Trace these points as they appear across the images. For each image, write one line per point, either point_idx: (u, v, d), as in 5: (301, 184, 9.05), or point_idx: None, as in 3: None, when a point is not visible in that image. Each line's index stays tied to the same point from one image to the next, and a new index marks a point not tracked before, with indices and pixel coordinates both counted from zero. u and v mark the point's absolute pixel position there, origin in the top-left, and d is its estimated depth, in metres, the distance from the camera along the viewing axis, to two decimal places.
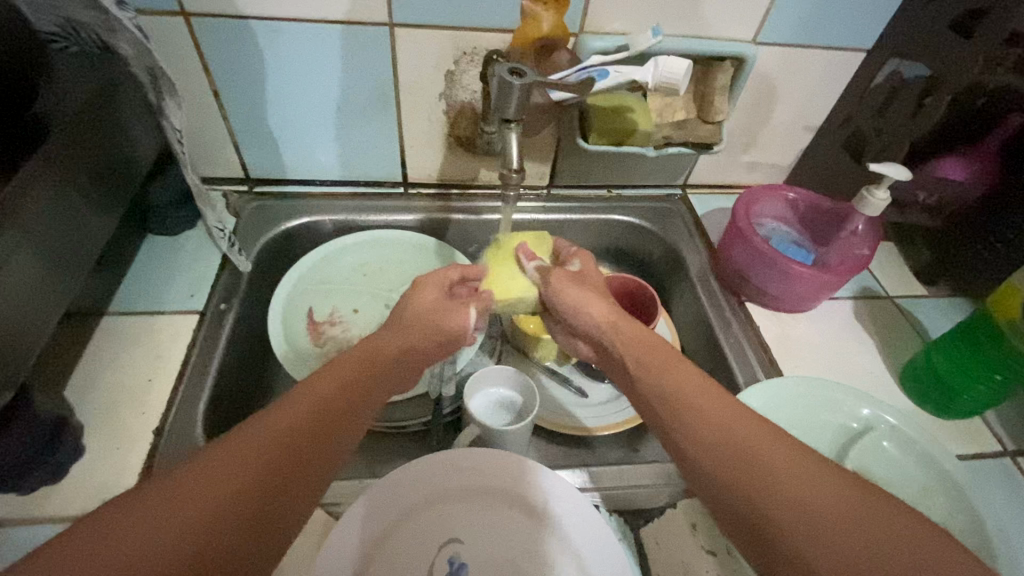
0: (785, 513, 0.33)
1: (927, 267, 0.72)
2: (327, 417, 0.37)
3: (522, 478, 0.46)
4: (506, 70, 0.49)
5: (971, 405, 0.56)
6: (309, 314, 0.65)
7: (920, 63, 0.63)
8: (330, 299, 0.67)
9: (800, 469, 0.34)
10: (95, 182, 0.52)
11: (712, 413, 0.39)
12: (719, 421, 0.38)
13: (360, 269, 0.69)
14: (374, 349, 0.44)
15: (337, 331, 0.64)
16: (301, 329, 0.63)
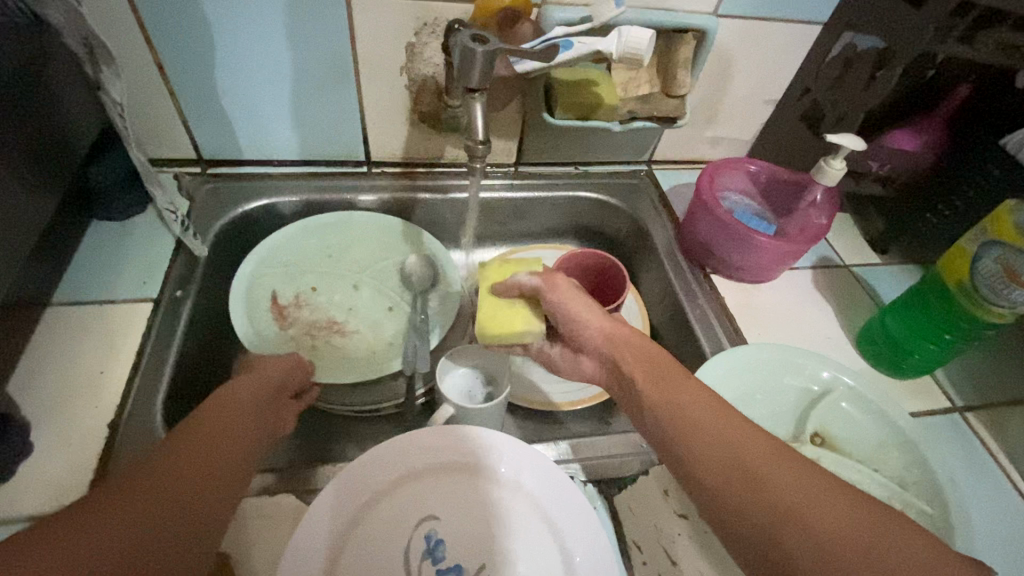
0: (794, 536, 0.31)
1: (881, 235, 0.74)
2: (223, 446, 0.36)
3: (496, 453, 0.46)
4: (468, 38, 0.48)
5: (920, 364, 0.58)
6: (274, 298, 0.63)
7: (873, 34, 0.65)
8: (293, 281, 0.65)
9: (785, 470, 0.34)
10: (28, 161, 0.49)
11: (687, 402, 0.39)
12: (694, 415, 0.38)
13: (322, 250, 0.67)
14: (249, 383, 0.43)
15: (304, 313, 0.63)
16: (266, 312, 0.61)
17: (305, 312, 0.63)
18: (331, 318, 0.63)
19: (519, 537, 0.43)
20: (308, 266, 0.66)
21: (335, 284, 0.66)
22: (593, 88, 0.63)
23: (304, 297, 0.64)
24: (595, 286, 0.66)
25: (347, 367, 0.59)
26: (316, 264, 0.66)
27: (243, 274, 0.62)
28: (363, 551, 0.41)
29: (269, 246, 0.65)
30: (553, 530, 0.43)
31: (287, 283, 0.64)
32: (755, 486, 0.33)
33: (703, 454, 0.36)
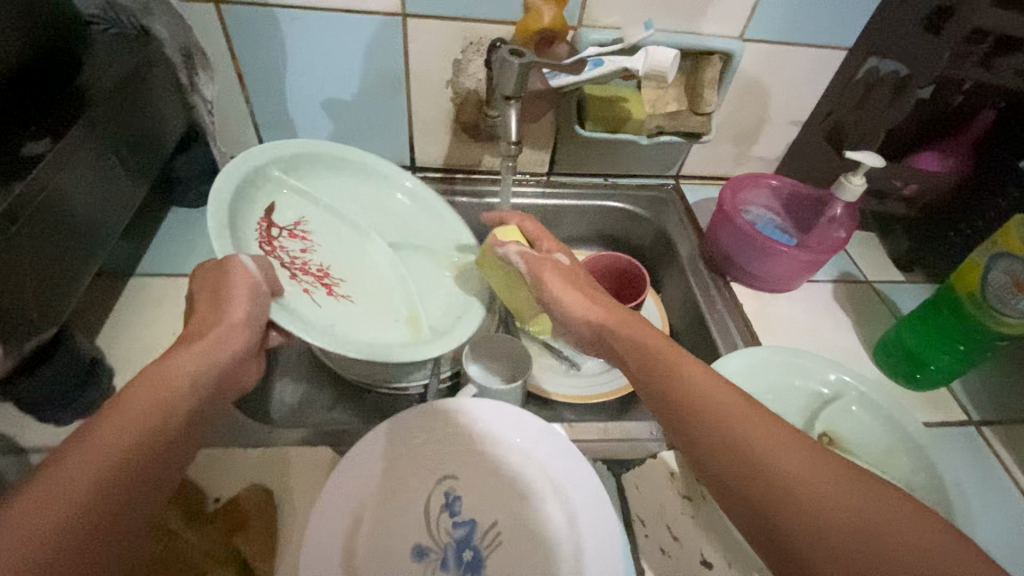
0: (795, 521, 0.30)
1: (905, 254, 0.76)
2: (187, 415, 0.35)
3: (511, 425, 0.50)
4: (507, 51, 0.54)
5: (936, 376, 0.60)
6: (268, 212, 0.56)
7: (894, 60, 0.68)
8: (295, 206, 0.60)
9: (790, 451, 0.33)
10: (130, 152, 0.55)
11: (700, 384, 0.38)
12: (710, 400, 0.37)
13: (340, 205, 0.63)
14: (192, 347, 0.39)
15: (292, 245, 0.56)
16: (253, 224, 0.54)
17: (296, 244, 0.57)
18: (323, 264, 0.57)
19: (529, 499, 0.47)
20: (319, 207, 0.61)
21: (345, 241, 0.61)
22: (623, 104, 0.69)
23: (302, 229, 0.58)
24: (618, 289, 0.70)
25: (326, 319, 0.50)
26: (328, 212, 0.62)
27: (252, 162, 0.57)
28: (389, 499, 0.46)
29: (293, 151, 0.61)
30: (561, 495, 0.47)
31: (286, 207, 0.59)
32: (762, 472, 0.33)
33: (704, 435, 0.36)
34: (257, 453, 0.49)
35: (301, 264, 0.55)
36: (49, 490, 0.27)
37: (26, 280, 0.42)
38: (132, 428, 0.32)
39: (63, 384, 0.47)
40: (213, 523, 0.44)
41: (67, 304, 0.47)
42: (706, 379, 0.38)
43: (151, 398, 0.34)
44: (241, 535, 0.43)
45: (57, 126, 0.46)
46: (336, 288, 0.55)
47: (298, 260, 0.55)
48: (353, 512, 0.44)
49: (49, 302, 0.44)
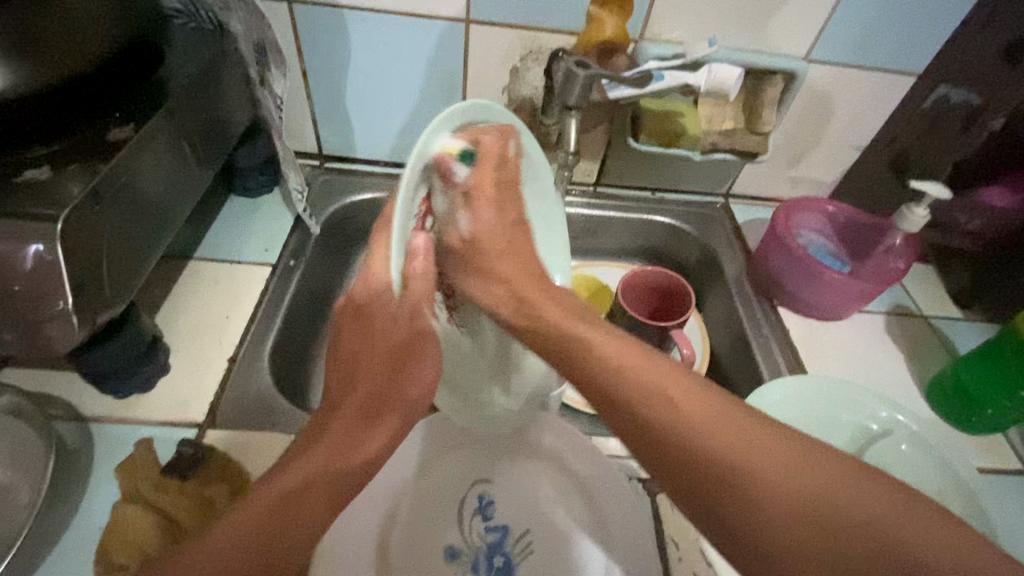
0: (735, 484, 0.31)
1: (965, 290, 0.73)
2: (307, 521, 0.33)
3: (546, 429, 0.51)
4: (573, 62, 0.55)
5: (993, 420, 0.58)
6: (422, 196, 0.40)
7: (968, 89, 0.65)
8: (440, 183, 0.42)
9: (740, 430, 0.33)
10: (201, 142, 0.57)
11: (653, 374, 0.36)
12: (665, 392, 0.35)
13: (465, 161, 0.44)
14: (380, 432, 0.38)
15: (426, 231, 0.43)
16: (409, 223, 0.37)
17: (431, 232, 0.41)
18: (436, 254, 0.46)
19: (563, 510, 0.47)
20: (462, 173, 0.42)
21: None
22: (679, 119, 0.68)
23: (439, 212, 0.43)
24: (660, 304, 0.69)
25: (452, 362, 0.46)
26: (462, 186, 0.43)
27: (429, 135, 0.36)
28: (423, 497, 0.47)
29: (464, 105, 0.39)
30: (592, 506, 0.47)
31: (430, 169, 0.39)
32: (730, 469, 0.31)
33: (651, 436, 0.34)
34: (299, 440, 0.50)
35: (435, 270, 0.41)
36: (229, 553, 0.31)
37: (102, 259, 0.44)
38: (306, 507, 0.33)
39: (128, 357, 0.49)
40: None
41: (138, 279, 0.49)
42: (645, 363, 0.37)
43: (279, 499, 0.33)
44: None
45: (139, 116, 0.49)
46: (449, 303, 0.46)
47: (432, 261, 0.41)
48: (389, 507, 0.45)
49: (121, 280, 0.47)
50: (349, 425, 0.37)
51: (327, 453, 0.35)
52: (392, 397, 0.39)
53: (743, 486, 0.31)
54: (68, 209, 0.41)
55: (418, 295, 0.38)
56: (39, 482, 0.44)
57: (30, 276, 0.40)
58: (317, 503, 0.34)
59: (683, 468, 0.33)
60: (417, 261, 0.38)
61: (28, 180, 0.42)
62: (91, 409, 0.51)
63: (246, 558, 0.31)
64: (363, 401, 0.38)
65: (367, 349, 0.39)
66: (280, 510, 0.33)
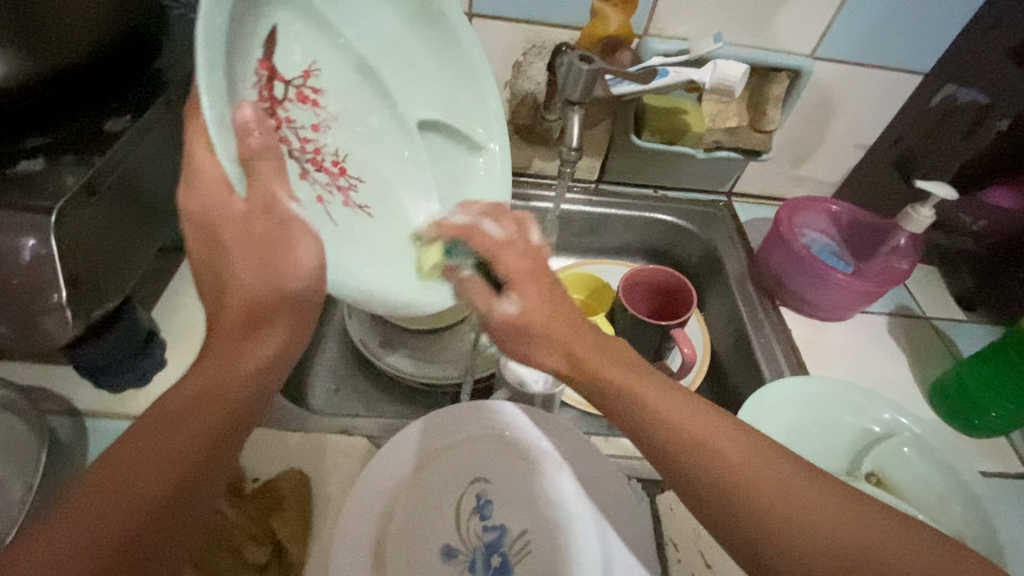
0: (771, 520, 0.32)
1: (970, 292, 0.72)
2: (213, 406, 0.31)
3: (546, 429, 0.50)
4: (576, 57, 0.55)
5: (997, 424, 0.58)
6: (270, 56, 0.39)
7: (977, 89, 0.64)
8: (306, 45, 0.42)
9: (787, 486, 0.32)
10: None
11: (698, 432, 0.34)
12: (719, 456, 0.33)
13: (368, 50, 0.46)
14: (263, 337, 0.34)
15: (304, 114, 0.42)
16: (249, 65, 0.37)
17: (307, 112, 0.43)
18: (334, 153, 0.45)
19: (561, 511, 0.47)
20: (333, 49, 0.44)
21: (370, 113, 0.48)
22: (681, 116, 0.67)
23: (313, 91, 0.43)
24: (660, 303, 0.68)
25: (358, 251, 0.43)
26: (347, 63, 0.45)
27: None
28: (420, 496, 0.46)
29: None
30: (591, 506, 0.47)
31: (292, 40, 0.42)
32: (780, 528, 0.31)
33: (682, 456, 0.34)
34: (294, 436, 0.49)
35: (312, 151, 0.42)
36: (126, 489, 0.27)
37: (98, 250, 0.44)
38: (199, 421, 0.30)
39: (123, 351, 0.49)
40: (254, 502, 0.45)
41: (134, 272, 0.49)
42: (690, 412, 0.35)
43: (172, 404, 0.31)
44: (276, 515, 0.44)
45: (136, 106, 0.48)
46: (354, 196, 0.45)
47: (307, 143, 0.42)
48: (386, 506, 0.44)
49: (117, 272, 0.46)
50: (221, 347, 0.33)
51: (207, 380, 0.32)
52: (267, 311, 0.34)
53: (792, 542, 0.31)
54: (64, 198, 0.40)
55: (269, 176, 0.34)
56: (33, 478, 0.43)
57: (26, 270, 0.39)
58: (209, 414, 0.31)
59: (727, 510, 0.33)
60: (251, 136, 0.33)
61: (20, 172, 0.42)
62: (85, 403, 0.50)
63: (143, 492, 0.27)
64: (228, 342, 0.33)
65: (229, 269, 0.34)
66: (171, 404, 0.31)
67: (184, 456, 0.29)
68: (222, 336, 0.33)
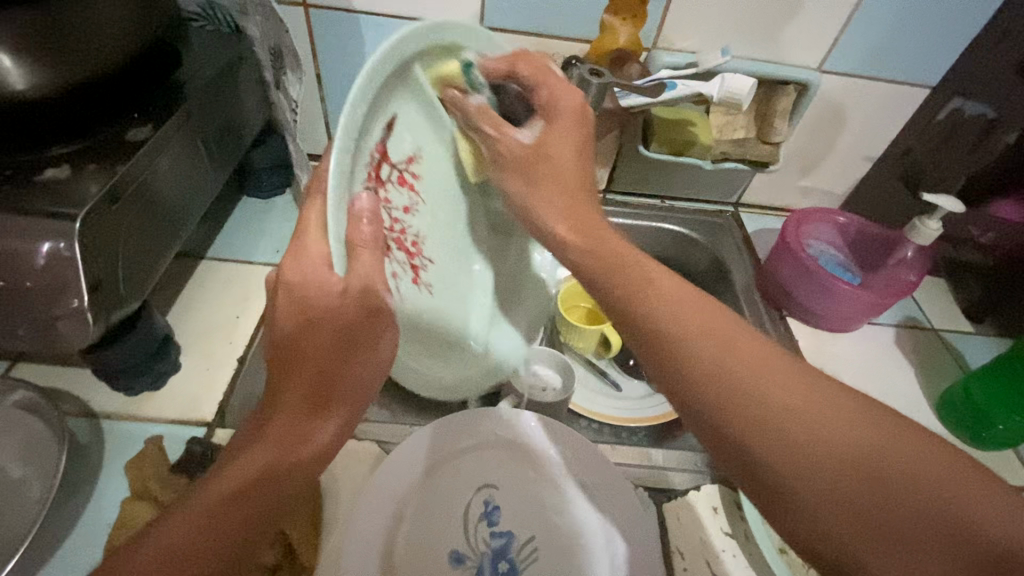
0: (796, 449, 0.29)
1: (977, 304, 0.73)
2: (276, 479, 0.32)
3: (553, 434, 0.51)
4: (586, 71, 0.56)
5: (1003, 436, 0.58)
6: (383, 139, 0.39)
7: (981, 102, 0.66)
8: (412, 128, 0.42)
9: (797, 386, 0.31)
10: (218, 142, 0.58)
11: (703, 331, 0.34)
12: (718, 358, 0.33)
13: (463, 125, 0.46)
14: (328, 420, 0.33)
15: (398, 199, 0.42)
16: (365, 155, 0.37)
17: (402, 195, 0.42)
18: (417, 233, 0.45)
19: (570, 519, 0.47)
20: (431, 131, 0.44)
21: (450, 193, 0.48)
22: (690, 127, 0.68)
23: (411, 170, 0.43)
24: None
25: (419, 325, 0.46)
26: (442, 145, 0.46)
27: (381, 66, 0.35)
28: (429, 501, 0.47)
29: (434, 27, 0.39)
30: (597, 513, 0.47)
31: (404, 126, 0.41)
32: (773, 427, 0.30)
33: (698, 374, 0.33)
34: None
35: (398, 231, 0.42)
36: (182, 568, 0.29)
37: (118, 256, 0.45)
38: (250, 509, 0.31)
39: (139, 355, 0.49)
40: None
41: (153, 277, 0.50)
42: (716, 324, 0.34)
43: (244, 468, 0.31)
44: (288, 519, 0.44)
45: (157, 115, 0.49)
46: (422, 274, 0.45)
47: (397, 223, 0.42)
48: (396, 510, 0.45)
49: (134, 277, 0.47)
50: (283, 431, 0.32)
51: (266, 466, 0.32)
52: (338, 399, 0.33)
53: (797, 446, 0.29)
54: (87, 207, 0.41)
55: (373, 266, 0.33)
56: (51, 478, 0.44)
57: (46, 273, 0.40)
58: (263, 497, 0.31)
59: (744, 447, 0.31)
60: (362, 223, 0.33)
61: (48, 179, 0.43)
62: (102, 406, 0.51)
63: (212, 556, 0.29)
64: (292, 428, 0.32)
65: (299, 349, 0.32)
66: (247, 468, 0.31)
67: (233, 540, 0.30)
68: (291, 418, 0.32)
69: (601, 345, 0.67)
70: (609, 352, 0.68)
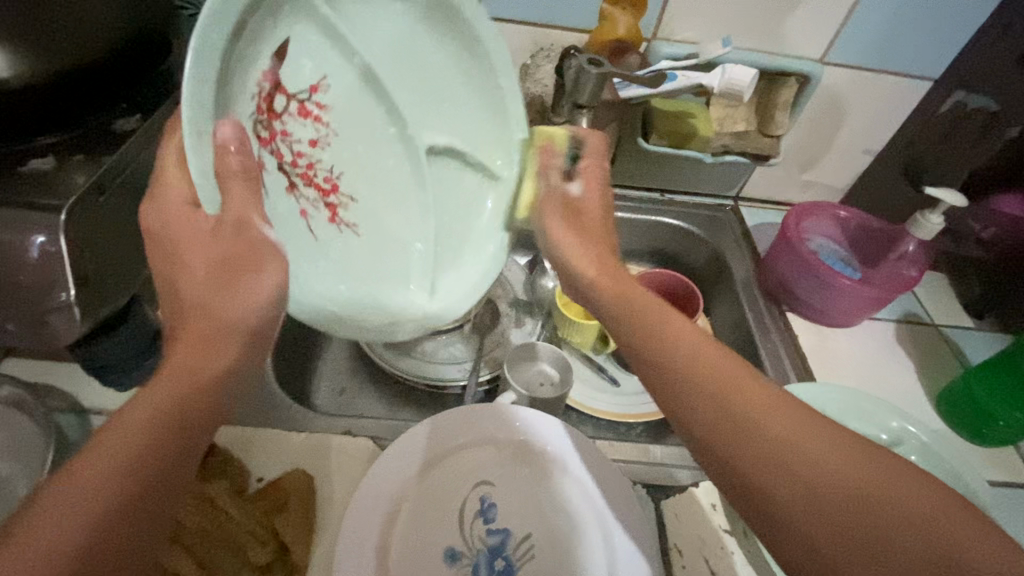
0: (802, 485, 0.30)
1: (978, 300, 0.72)
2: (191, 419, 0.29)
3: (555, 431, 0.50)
4: (585, 61, 0.55)
5: (1003, 432, 0.57)
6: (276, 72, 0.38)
7: (984, 94, 0.65)
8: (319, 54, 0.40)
9: (805, 426, 0.32)
10: None
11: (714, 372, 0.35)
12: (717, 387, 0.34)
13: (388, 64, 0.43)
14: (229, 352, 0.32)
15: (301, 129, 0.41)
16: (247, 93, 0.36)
17: (307, 128, 0.42)
18: (330, 170, 0.44)
19: (567, 517, 0.47)
20: (351, 69, 0.42)
21: (384, 141, 0.45)
22: (690, 120, 0.67)
23: (319, 101, 0.41)
24: None
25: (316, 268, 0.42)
26: (363, 84, 0.43)
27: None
28: (425, 499, 0.46)
29: None
30: (595, 511, 0.47)
31: (303, 51, 0.39)
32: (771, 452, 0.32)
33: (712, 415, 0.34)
34: (300, 437, 0.49)
35: (304, 166, 0.42)
36: (93, 503, 0.25)
37: (105, 250, 0.44)
38: (164, 434, 0.28)
39: (128, 352, 0.48)
40: (257, 502, 0.45)
41: (142, 271, 0.49)
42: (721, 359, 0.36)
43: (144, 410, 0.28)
44: (281, 517, 0.44)
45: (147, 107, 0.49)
46: (341, 213, 0.45)
47: (301, 158, 0.42)
48: (391, 507, 0.44)
49: (122, 270, 0.46)
50: (182, 361, 0.30)
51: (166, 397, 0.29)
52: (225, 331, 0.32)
53: (803, 477, 0.30)
54: (74, 198, 0.40)
55: (240, 198, 0.33)
56: (37, 475, 0.43)
57: (33, 267, 0.39)
58: (177, 425, 0.29)
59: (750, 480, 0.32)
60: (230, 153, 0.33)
61: (31, 170, 0.42)
62: (92, 401, 0.50)
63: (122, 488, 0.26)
64: (187, 358, 0.31)
65: (186, 289, 0.32)
66: (151, 409, 0.28)
67: (152, 466, 0.27)
68: (185, 350, 0.31)
69: (600, 340, 0.67)
70: (608, 347, 0.67)
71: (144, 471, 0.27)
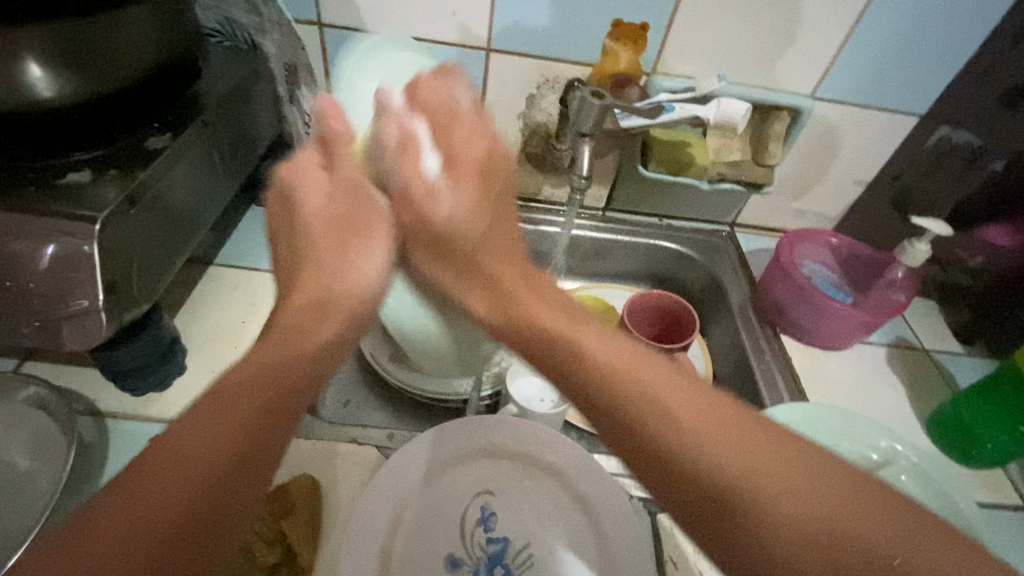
0: (740, 500, 0.30)
1: (966, 326, 0.74)
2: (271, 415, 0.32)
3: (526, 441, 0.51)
4: (588, 92, 0.59)
5: (992, 453, 0.59)
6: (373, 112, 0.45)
7: (968, 131, 0.68)
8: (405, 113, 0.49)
9: (730, 435, 0.32)
10: (231, 151, 0.59)
11: (657, 383, 0.35)
12: (645, 390, 0.35)
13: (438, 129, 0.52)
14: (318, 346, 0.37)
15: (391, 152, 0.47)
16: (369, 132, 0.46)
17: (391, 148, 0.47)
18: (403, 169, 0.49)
19: (564, 526, 0.48)
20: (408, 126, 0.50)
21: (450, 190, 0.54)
22: (687, 149, 0.71)
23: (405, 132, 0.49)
24: (662, 327, 0.70)
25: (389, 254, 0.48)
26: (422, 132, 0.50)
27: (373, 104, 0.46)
28: (425, 509, 0.47)
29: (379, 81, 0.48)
30: (591, 523, 0.48)
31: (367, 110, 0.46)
32: (731, 488, 0.30)
33: (640, 419, 0.34)
34: (308, 444, 0.51)
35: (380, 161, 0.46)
36: (152, 494, 0.27)
37: (135, 261, 0.46)
38: (223, 430, 0.30)
39: (145, 360, 0.50)
40: (266, 504, 0.46)
41: (163, 281, 0.51)
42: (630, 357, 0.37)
43: (234, 401, 0.32)
44: (288, 520, 0.45)
45: (177, 126, 0.51)
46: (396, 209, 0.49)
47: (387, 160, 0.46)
48: (395, 511, 0.46)
49: (144, 280, 0.48)
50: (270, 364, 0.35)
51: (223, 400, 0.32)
52: (230, 399, 0.32)
53: (739, 488, 0.30)
54: (107, 210, 0.43)
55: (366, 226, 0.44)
56: (59, 474, 0.45)
57: (51, 275, 0.42)
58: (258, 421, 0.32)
59: (696, 492, 0.31)
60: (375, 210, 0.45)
61: (70, 182, 0.45)
62: (108, 405, 0.53)
63: (202, 466, 0.29)
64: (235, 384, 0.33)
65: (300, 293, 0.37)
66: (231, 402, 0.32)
67: (168, 498, 0.27)
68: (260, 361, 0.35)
69: None
70: None
71: (159, 506, 0.27)
